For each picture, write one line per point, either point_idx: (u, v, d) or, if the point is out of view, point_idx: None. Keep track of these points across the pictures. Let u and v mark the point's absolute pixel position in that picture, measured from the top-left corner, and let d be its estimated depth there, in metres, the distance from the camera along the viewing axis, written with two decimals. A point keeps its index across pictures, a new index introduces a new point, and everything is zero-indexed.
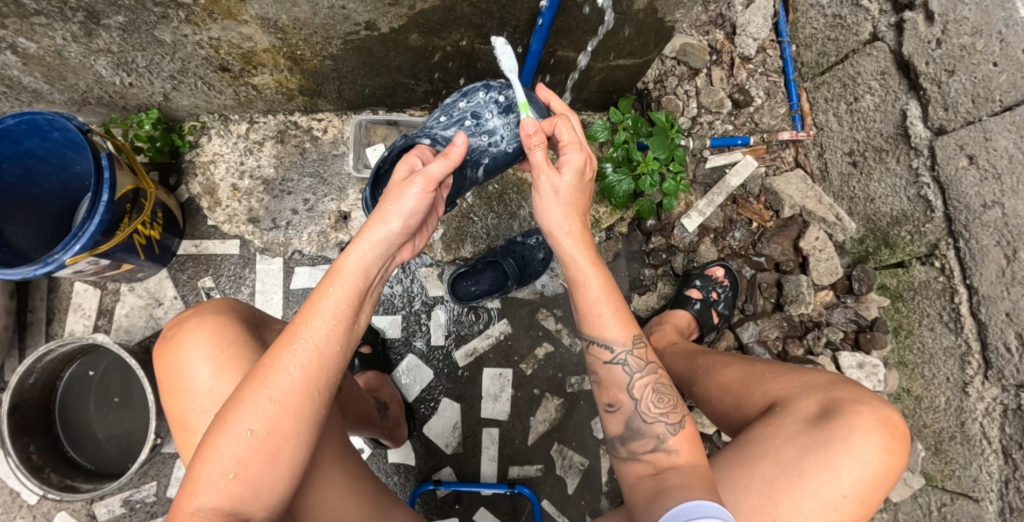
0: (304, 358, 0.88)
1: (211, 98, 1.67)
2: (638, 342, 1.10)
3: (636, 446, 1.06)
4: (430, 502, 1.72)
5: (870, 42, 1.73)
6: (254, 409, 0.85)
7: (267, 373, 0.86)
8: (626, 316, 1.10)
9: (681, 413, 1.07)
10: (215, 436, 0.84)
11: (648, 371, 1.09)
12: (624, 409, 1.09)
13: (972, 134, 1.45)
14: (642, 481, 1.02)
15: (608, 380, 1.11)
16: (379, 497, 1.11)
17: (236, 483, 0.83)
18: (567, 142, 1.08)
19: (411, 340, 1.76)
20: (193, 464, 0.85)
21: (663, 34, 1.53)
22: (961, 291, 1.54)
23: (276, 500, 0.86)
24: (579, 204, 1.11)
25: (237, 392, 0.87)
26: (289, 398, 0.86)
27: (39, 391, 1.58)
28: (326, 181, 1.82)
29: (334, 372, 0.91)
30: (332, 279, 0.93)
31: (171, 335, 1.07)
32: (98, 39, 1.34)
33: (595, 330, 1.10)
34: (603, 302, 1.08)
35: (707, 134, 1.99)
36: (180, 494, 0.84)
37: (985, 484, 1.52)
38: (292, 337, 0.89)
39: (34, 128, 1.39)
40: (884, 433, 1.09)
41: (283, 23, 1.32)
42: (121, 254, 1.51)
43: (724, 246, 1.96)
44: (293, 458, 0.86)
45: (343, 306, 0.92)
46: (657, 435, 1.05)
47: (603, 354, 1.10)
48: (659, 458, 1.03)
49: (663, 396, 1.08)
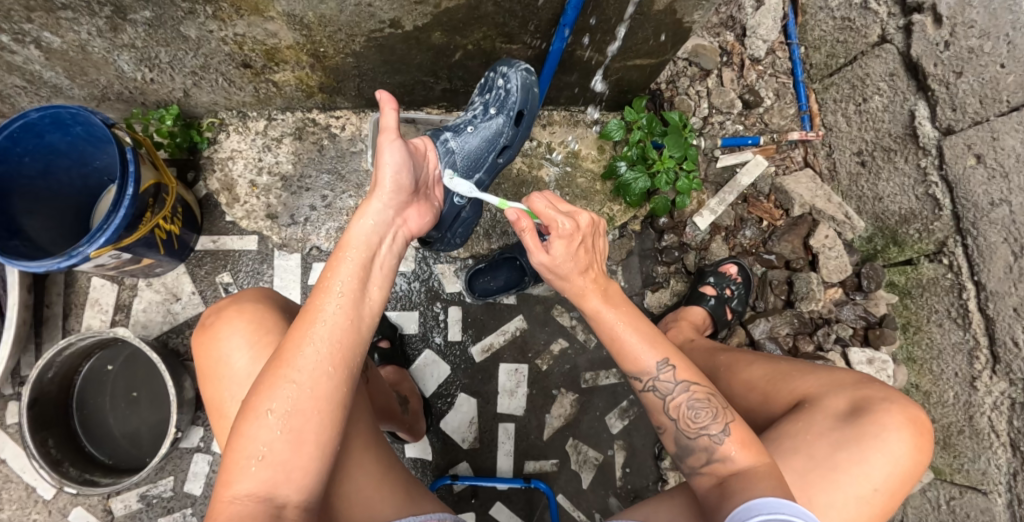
0: (321, 333, 0.90)
1: (231, 95, 1.69)
2: (663, 367, 1.14)
3: (693, 461, 1.08)
4: (447, 497, 1.73)
5: (879, 44, 1.77)
6: (280, 388, 0.85)
7: (288, 351, 0.88)
8: (651, 339, 1.16)
9: (723, 420, 1.07)
10: (246, 420, 0.85)
11: (679, 390, 1.12)
12: (669, 429, 1.14)
13: (980, 134, 1.49)
14: (708, 492, 1.03)
15: (649, 406, 1.16)
16: (410, 487, 1.10)
17: (266, 464, 0.82)
18: (553, 220, 1.13)
19: (428, 335, 1.77)
20: (226, 452, 0.84)
21: (681, 34, 1.55)
22: (969, 287, 1.58)
23: (309, 483, 0.85)
24: (579, 264, 1.16)
25: (262, 375, 0.89)
26: (312, 372, 0.88)
27: (58, 385, 1.58)
28: (344, 178, 1.83)
29: (353, 348, 0.93)
30: (339, 256, 1.00)
31: (209, 323, 1.09)
32: (124, 34, 1.35)
33: (627, 366, 1.18)
34: (627, 335, 1.16)
35: (719, 133, 2.03)
36: (219, 484, 0.82)
37: (993, 476, 1.55)
38: (308, 317, 0.92)
39: (57, 122, 1.39)
40: (913, 430, 1.12)
41: (309, 20, 1.34)
42: (141, 249, 1.52)
43: (735, 244, 1.99)
44: (322, 436, 0.87)
45: (353, 281, 0.98)
46: (705, 447, 1.06)
47: (636, 385, 1.18)
48: (717, 468, 1.03)
49: (700, 411, 1.09)
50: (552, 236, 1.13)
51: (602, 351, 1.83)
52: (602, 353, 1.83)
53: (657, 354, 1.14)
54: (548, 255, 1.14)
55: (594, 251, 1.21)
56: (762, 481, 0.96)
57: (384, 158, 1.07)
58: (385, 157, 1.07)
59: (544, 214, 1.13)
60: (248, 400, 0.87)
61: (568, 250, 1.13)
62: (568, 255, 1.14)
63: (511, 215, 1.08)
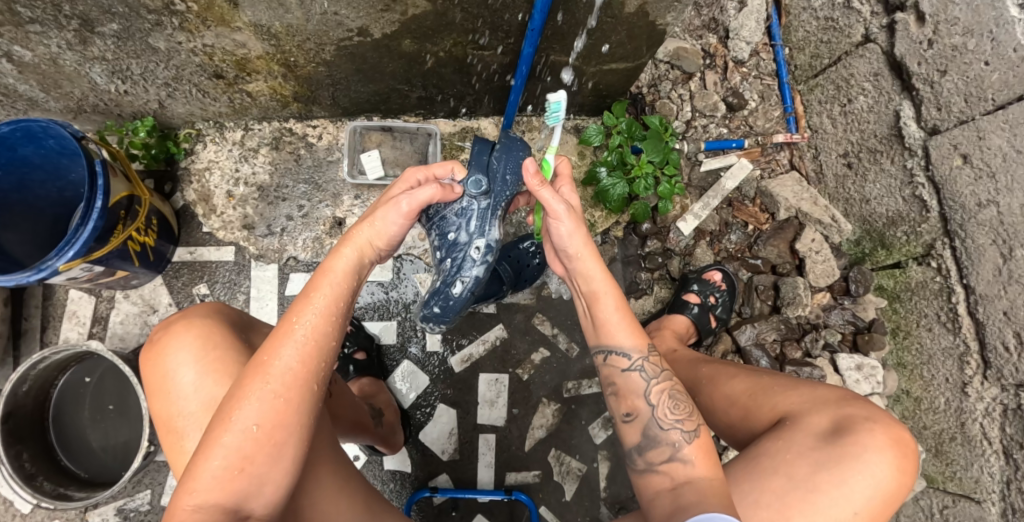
0: (302, 348, 0.89)
1: (206, 106, 1.68)
2: (651, 351, 1.10)
3: (653, 456, 1.03)
4: (426, 509, 1.71)
5: (863, 44, 1.74)
6: (257, 401, 0.84)
7: (267, 366, 0.87)
8: (636, 324, 1.10)
9: (696, 421, 1.05)
10: (216, 431, 0.82)
11: (662, 378, 1.08)
12: (642, 417, 1.07)
13: (966, 134, 1.45)
14: (659, 495, 0.99)
15: (626, 388, 1.09)
16: (370, 501, 1.08)
17: (236, 476, 0.80)
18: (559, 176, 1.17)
19: (406, 345, 1.76)
20: (191, 460, 0.82)
21: (655, 37, 1.53)
22: (958, 290, 1.53)
23: (278, 497, 0.84)
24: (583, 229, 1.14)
25: (235, 387, 0.86)
26: (291, 388, 0.86)
27: (33, 398, 1.57)
28: (320, 187, 1.82)
29: (331, 365, 0.93)
30: (321, 278, 0.97)
31: (158, 338, 1.08)
32: (93, 46, 1.35)
33: (607, 338, 1.11)
34: (619, 316, 1.09)
35: (702, 137, 2.00)
36: (178, 493, 0.79)
37: (986, 485, 1.49)
38: (286, 332, 0.90)
39: (28, 135, 1.39)
40: (897, 452, 1.06)
41: (277, 30, 1.33)
42: (115, 262, 1.51)
43: (720, 249, 1.96)
44: (296, 448, 0.85)
45: (332, 301, 0.95)
46: (672, 443, 1.03)
47: (619, 362, 1.10)
48: (676, 469, 1.00)
49: (678, 403, 1.07)
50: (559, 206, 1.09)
51: (584, 361, 1.80)
52: (584, 361, 1.80)
53: (642, 340, 1.10)
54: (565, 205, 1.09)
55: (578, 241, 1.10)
56: (716, 490, 0.94)
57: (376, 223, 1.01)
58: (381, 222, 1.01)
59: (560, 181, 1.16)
60: (219, 411, 0.85)
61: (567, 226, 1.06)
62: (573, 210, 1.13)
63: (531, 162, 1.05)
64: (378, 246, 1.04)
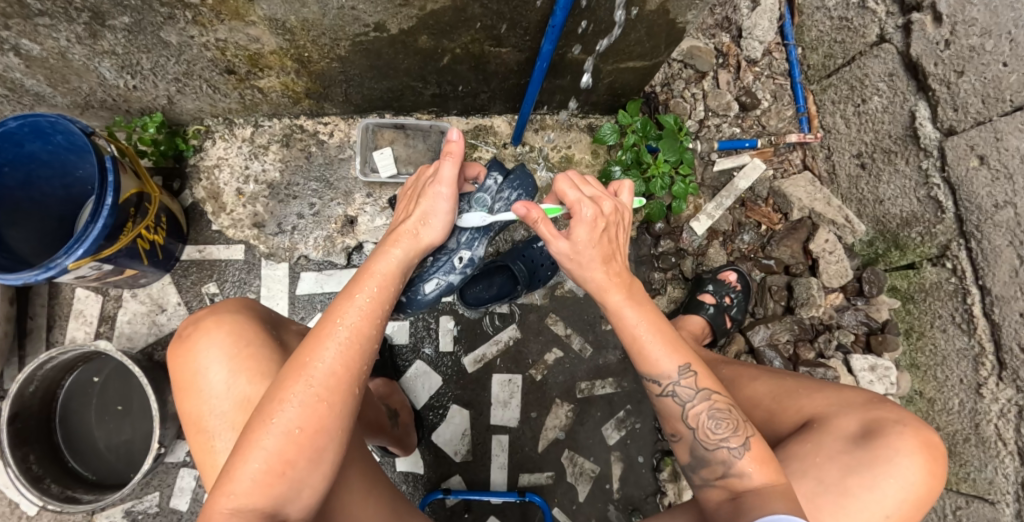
0: (342, 349, 0.88)
1: (215, 102, 1.65)
2: (684, 373, 1.07)
3: (706, 473, 1.04)
4: (439, 511, 1.69)
5: (878, 44, 1.73)
6: (296, 402, 0.82)
7: (307, 367, 0.85)
8: (671, 344, 1.09)
9: (743, 434, 1.02)
10: (255, 433, 0.80)
11: (699, 399, 1.06)
12: (685, 439, 1.07)
13: (983, 135, 1.45)
14: (721, 506, 1.00)
15: (665, 413, 1.09)
16: (398, 504, 1.07)
17: (276, 480, 0.79)
18: (573, 201, 1.11)
19: (419, 346, 1.74)
20: (228, 462, 0.80)
21: (674, 35, 1.52)
22: (974, 291, 1.53)
23: (315, 501, 0.82)
24: (600, 253, 1.11)
25: (274, 387, 0.84)
26: (333, 392, 0.84)
27: (40, 399, 1.54)
28: (332, 185, 1.80)
29: (370, 368, 0.91)
30: (365, 279, 0.97)
31: (186, 334, 1.06)
32: (103, 40, 1.32)
33: (643, 366, 1.10)
34: (651, 340, 1.08)
35: (715, 137, 1.99)
36: (215, 495, 0.78)
37: (1001, 486, 1.49)
38: (327, 332, 0.88)
39: (36, 131, 1.36)
40: (928, 455, 1.05)
41: (291, 24, 1.30)
42: (123, 260, 1.48)
43: (733, 249, 1.95)
44: (334, 453, 0.84)
45: (373, 303, 0.94)
46: (722, 460, 1.01)
47: (654, 388, 1.09)
48: (733, 482, 1.00)
49: (721, 421, 1.04)
50: (575, 222, 1.11)
51: (598, 361, 1.79)
52: (597, 362, 1.79)
53: (678, 359, 1.08)
54: (568, 241, 1.10)
55: (617, 242, 1.18)
56: (780, 496, 0.94)
57: (438, 208, 1.08)
58: (439, 205, 1.08)
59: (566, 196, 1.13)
60: (257, 411, 0.83)
61: (591, 235, 1.10)
62: (588, 239, 1.10)
63: (518, 209, 1.09)
64: (429, 245, 1.07)
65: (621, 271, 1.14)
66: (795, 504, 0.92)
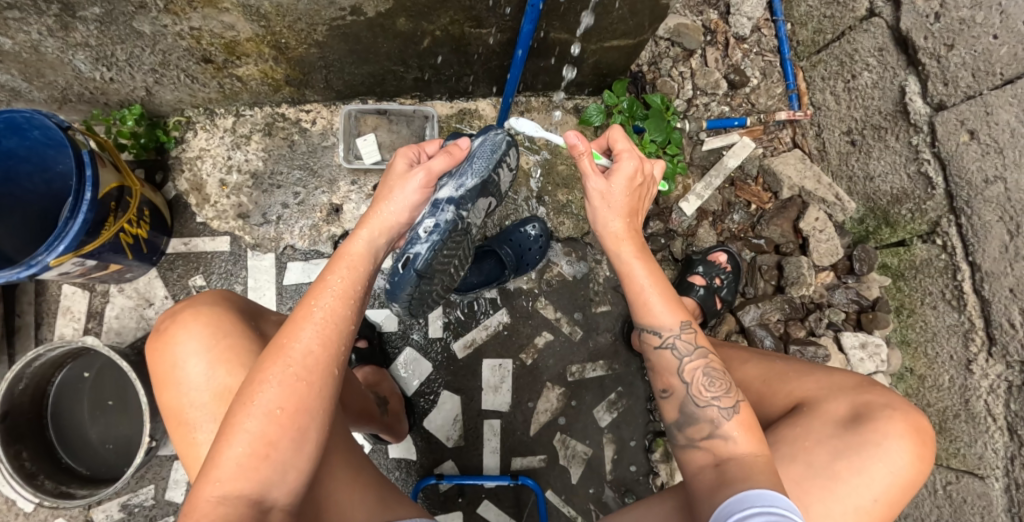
0: (320, 331, 0.88)
1: (195, 91, 1.63)
2: (685, 327, 1.09)
3: (692, 432, 1.03)
4: (433, 496, 1.71)
5: (867, 19, 1.70)
6: (276, 384, 0.82)
7: (287, 349, 0.85)
8: (672, 300, 1.10)
9: (735, 396, 1.04)
10: (236, 417, 0.80)
11: (696, 355, 1.08)
12: (676, 394, 1.07)
13: (973, 109, 1.43)
14: (702, 472, 0.98)
15: (659, 365, 1.10)
16: (384, 493, 1.06)
17: (261, 463, 0.79)
18: (621, 150, 1.14)
19: (408, 332, 1.74)
20: (212, 449, 0.79)
21: (658, 12, 1.48)
22: (964, 268, 1.52)
23: (301, 484, 0.83)
24: (629, 206, 1.15)
25: (253, 371, 0.85)
26: (312, 371, 0.85)
27: (30, 396, 1.55)
28: (316, 173, 1.78)
29: (350, 350, 0.92)
30: (338, 263, 0.97)
31: (163, 328, 1.05)
32: (75, 32, 1.29)
33: (643, 317, 1.11)
34: (653, 290, 1.10)
35: (703, 116, 1.97)
36: (197, 484, 0.77)
37: (990, 461, 1.49)
38: (304, 315, 0.89)
39: (12, 127, 1.35)
40: (916, 439, 1.06)
41: (266, 10, 1.27)
42: (108, 255, 1.47)
43: (723, 229, 1.93)
44: (317, 434, 0.84)
45: (349, 283, 0.95)
46: (712, 419, 1.02)
47: (653, 339, 1.10)
48: (718, 446, 0.99)
49: (714, 380, 1.05)
50: (616, 166, 1.13)
51: (588, 344, 1.79)
52: (587, 345, 1.79)
53: (679, 316, 1.09)
54: (604, 183, 1.12)
55: (643, 201, 1.23)
56: (763, 466, 0.93)
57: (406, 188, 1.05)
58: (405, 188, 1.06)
59: (614, 142, 1.14)
60: (236, 397, 0.83)
61: (626, 185, 1.13)
62: (623, 189, 1.14)
63: (570, 137, 1.06)
64: (395, 225, 1.06)
65: (636, 229, 1.18)
66: (776, 475, 0.91)
